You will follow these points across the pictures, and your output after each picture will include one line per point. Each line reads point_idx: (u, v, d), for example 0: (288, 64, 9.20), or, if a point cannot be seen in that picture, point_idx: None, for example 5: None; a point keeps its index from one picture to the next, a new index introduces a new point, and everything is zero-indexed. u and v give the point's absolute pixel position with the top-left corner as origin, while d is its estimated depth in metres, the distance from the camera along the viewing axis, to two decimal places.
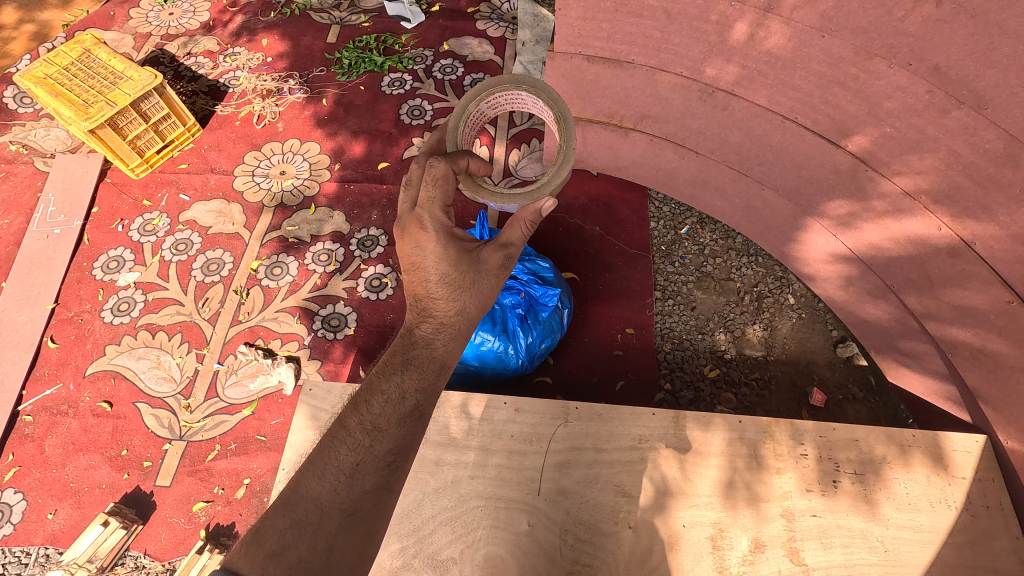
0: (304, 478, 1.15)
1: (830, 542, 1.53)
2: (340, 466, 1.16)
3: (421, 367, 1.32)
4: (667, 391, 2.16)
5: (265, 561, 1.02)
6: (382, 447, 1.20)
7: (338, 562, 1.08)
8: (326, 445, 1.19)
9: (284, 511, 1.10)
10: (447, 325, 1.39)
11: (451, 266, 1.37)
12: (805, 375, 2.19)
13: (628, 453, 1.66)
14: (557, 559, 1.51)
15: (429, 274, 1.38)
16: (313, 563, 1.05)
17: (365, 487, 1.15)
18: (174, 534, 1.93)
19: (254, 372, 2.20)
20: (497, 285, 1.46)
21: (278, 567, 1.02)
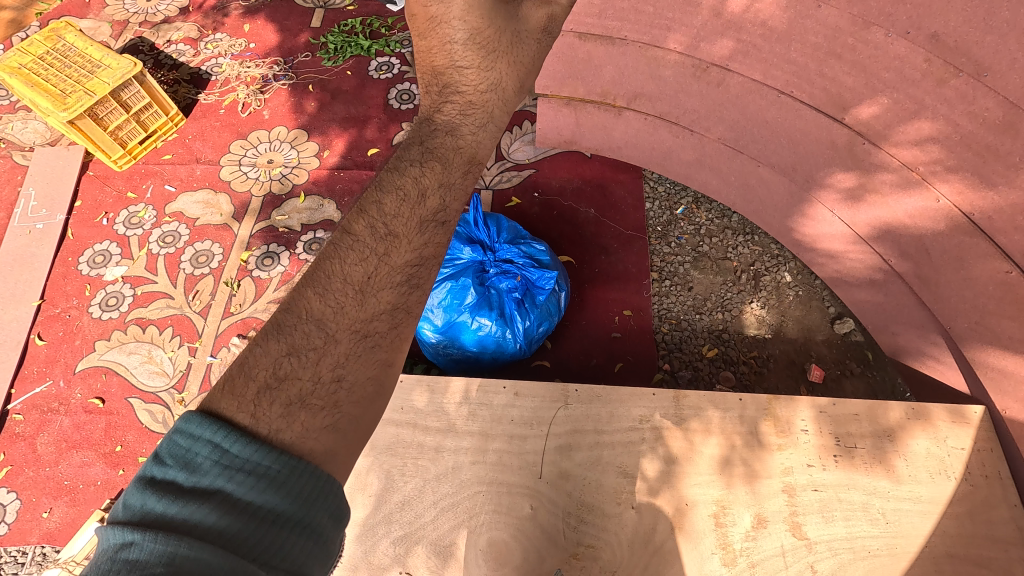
0: (301, 296, 0.93)
1: (832, 515, 1.54)
2: (347, 278, 0.95)
3: (444, 162, 1.12)
4: (666, 371, 2.14)
5: (257, 399, 0.80)
6: (399, 254, 0.98)
7: (351, 395, 0.86)
8: (328, 254, 0.98)
9: (277, 341, 0.87)
10: (473, 102, 1.20)
11: (484, 23, 1.19)
12: (803, 352, 2.18)
13: (628, 434, 1.65)
14: (560, 542, 1.51)
15: (454, 33, 1.19)
16: (319, 400, 0.83)
17: (381, 304, 0.94)
18: None
19: None
20: (538, 55, 1.30)
21: (273, 404, 0.80)
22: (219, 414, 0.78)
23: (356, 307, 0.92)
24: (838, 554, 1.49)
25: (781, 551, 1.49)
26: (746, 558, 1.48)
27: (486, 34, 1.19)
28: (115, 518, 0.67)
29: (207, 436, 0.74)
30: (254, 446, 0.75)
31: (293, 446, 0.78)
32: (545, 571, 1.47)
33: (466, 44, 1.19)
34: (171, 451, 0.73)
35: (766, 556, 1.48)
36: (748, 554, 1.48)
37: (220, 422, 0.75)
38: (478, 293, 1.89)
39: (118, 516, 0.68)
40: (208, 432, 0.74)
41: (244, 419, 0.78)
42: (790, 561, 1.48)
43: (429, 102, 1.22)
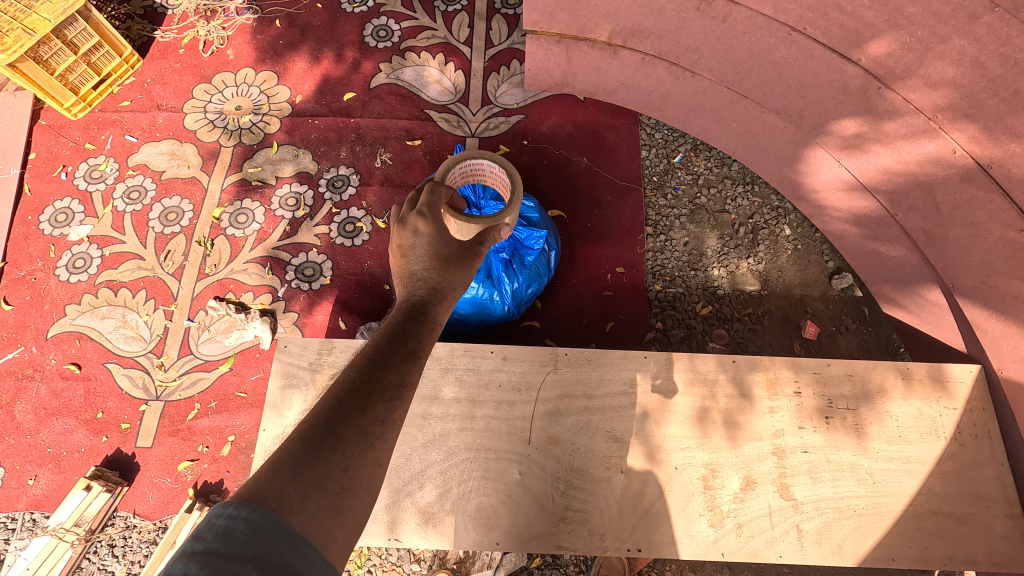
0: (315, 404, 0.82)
1: (820, 477, 1.54)
2: (354, 388, 0.84)
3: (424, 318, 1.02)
4: (659, 330, 2.07)
5: (280, 484, 0.70)
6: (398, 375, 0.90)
7: (354, 490, 0.77)
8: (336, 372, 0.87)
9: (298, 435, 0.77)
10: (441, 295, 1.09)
11: (440, 252, 1.14)
12: (799, 309, 2.12)
13: (619, 398, 1.61)
14: (549, 506, 1.51)
15: (415, 265, 1.14)
16: (331, 489, 0.74)
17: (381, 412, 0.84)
18: (161, 494, 1.87)
19: (228, 327, 2.09)
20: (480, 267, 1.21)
21: (297, 487, 0.71)
22: (245, 498, 0.67)
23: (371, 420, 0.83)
24: (824, 514, 1.50)
25: (768, 512, 1.50)
26: (734, 520, 1.49)
27: (445, 261, 1.14)
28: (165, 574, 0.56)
29: (245, 516, 0.65)
30: (287, 526, 0.67)
31: (311, 528, 0.70)
32: (534, 534, 1.48)
33: (423, 272, 1.12)
34: (209, 530, 0.63)
35: (754, 517, 1.50)
36: (735, 515, 1.50)
37: (257, 501, 0.67)
38: None
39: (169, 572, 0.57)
40: (245, 510, 0.66)
41: (271, 499, 0.68)
42: (776, 520, 1.49)
43: (397, 305, 1.05)
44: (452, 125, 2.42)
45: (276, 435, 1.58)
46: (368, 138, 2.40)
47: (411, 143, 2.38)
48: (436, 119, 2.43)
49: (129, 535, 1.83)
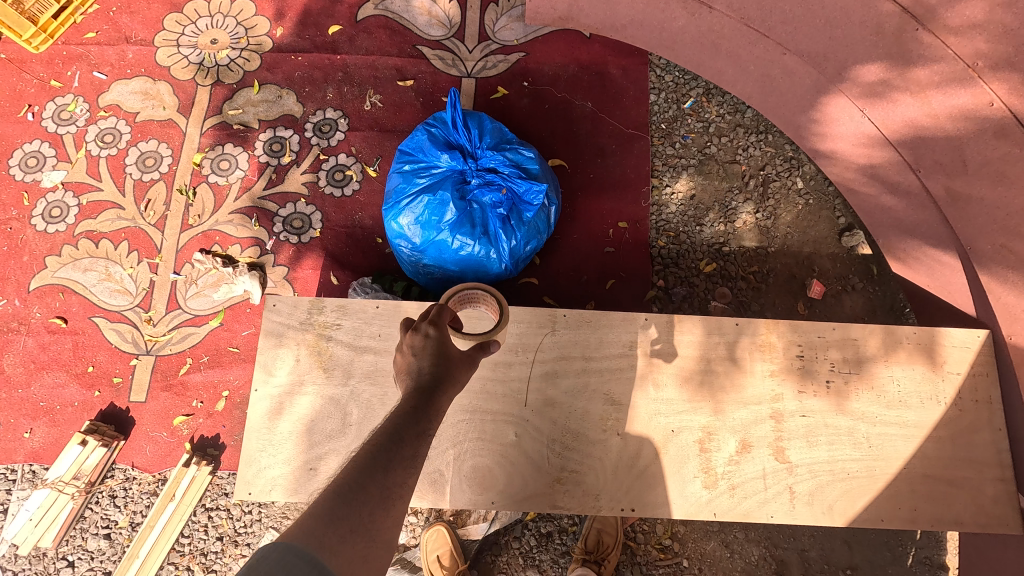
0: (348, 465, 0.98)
1: (816, 440, 1.53)
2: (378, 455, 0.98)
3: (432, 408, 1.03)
4: (660, 288, 2.00)
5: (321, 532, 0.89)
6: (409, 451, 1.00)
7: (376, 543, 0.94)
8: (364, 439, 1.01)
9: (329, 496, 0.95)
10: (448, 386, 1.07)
11: (447, 350, 1.09)
12: (805, 267, 2.05)
13: (618, 361, 1.58)
14: (544, 467, 1.51)
15: (422, 362, 1.07)
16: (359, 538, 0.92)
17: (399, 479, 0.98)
18: (159, 447, 1.87)
19: (216, 281, 2.03)
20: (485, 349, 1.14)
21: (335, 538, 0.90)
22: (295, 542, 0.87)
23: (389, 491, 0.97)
24: (817, 476, 1.51)
25: (762, 474, 1.51)
26: (727, 481, 1.50)
27: (452, 358, 1.09)
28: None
29: (296, 554, 0.85)
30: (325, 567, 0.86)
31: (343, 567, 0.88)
32: (529, 493, 1.49)
33: (429, 370, 1.06)
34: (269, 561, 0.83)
35: (747, 479, 1.50)
36: (729, 477, 1.51)
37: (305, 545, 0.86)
38: (458, 208, 1.70)
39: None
40: (295, 551, 0.85)
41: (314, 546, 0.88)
42: (770, 482, 1.50)
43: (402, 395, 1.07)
44: (446, 64, 2.24)
45: (268, 395, 1.55)
46: (356, 78, 2.22)
47: (402, 84, 2.21)
48: (429, 56, 2.25)
49: (129, 486, 1.84)
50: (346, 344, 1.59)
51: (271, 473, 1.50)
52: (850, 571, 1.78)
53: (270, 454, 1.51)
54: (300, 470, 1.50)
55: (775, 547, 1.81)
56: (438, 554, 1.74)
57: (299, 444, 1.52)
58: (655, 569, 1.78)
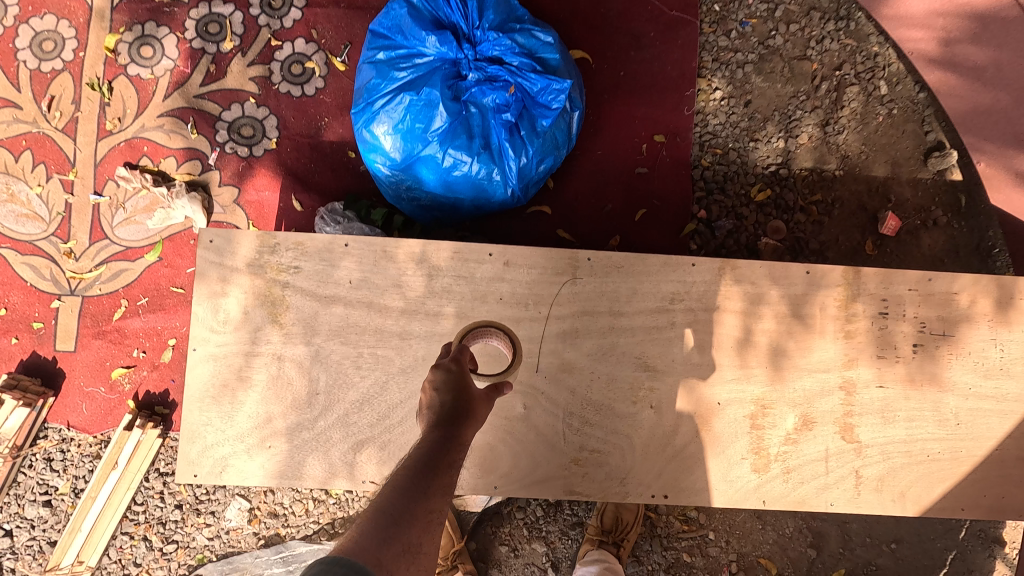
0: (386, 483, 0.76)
1: (893, 416, 1.25)
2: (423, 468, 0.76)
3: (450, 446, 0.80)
4: (700, 220, 1.62)
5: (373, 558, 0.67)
6: (449, 475, 0.78)
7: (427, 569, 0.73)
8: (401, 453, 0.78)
9: (371, 519, 0.72)
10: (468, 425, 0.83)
11: (470, 383, 0.86)
12: (879, 196, 1.65)
13: (655, 317, 1.25)
14: (560, 446, 1.22)
15: (443, 397, 0.83)
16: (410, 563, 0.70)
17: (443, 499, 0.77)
18: (97, 405, 1.57)
19: (150, 205, 1.63)
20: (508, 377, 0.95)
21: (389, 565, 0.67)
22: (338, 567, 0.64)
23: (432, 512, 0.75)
24: (889, 459, 1.24)
25: (824, 456, 1.24)
26: (781, 464, 1.24)
27: (474, 393, 0.85)
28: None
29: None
30: None
31: None
32: (541, 477, 1.22)
33: (451, 406, 0.83)
34: None
35: (806, 461, 1.24)
36: (784, 459, 1.24)
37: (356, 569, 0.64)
38: (450, 113, 1.27)
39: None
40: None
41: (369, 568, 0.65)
42: (832, 466, 1.24)
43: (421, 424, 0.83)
44: None
45: (210, 356, 1.22)
46: None
47: None
48: None
49: (66, 448, 1.57)
50: (308, 292, 1.23)
51: (221, 451, 1.21)
52: (895, 544, 1.59)
53: (218, 428, 1.21)
54: (257, 448, 1.21)
55: (813, 519, 1.60)
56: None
57: (253, 417, 1.21)
58: (678, 541, 1.58)
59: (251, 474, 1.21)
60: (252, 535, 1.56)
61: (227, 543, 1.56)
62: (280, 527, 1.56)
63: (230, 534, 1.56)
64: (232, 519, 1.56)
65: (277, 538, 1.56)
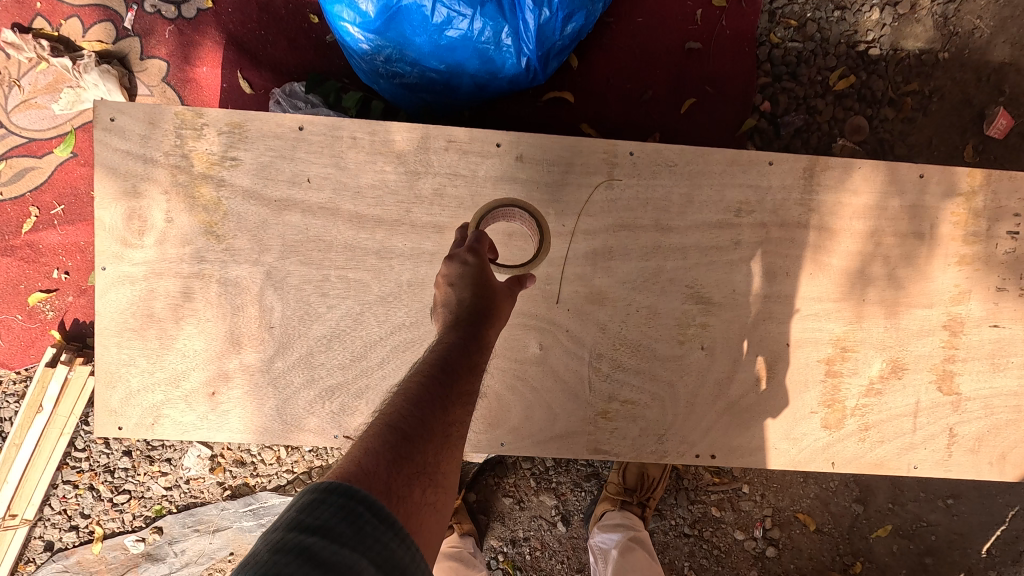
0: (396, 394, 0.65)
1: (1005, 363, 0.99)
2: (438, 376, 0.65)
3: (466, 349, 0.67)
4: (763, 115, 1.27)
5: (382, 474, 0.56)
6: (470, 382, 0.67)
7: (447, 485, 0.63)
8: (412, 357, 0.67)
9: (377, 432, 0.60)
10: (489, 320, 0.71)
11: (492, 277, 0.73)
12: (989, 88, 1.30)
13: (714, 233, 0.94)
14: (585, 396, 0.96)
15: (461, 293, 0.72)
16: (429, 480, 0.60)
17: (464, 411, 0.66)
18: (15, 336, 1.29)
19: (54, 83, 1.26)
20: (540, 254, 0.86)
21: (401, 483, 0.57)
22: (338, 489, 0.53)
23: (451, 426, 0.64)
24: (993, 414, 1.00)
25: (913, 410, 0.99)
26: (860, 420, 0.99)
27: (498, 290, 0.74)
28: (244, 567, 0.47)
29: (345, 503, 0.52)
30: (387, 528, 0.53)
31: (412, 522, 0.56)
32: (561, 433, 0.97)
33: (471, 305, 0.71)
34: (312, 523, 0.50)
35: (889, 417, 0.99)
36: (863, 414, 0.98)
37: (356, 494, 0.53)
38: None
39: (251, 559, 0.48)
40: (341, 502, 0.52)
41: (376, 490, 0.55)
42: (922, 423, 0.99)
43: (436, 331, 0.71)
44: None
45: (125, 277, 0.92)
46: None
47: None
48: None
49: None
50: (251, 193, 0.91)
51: (150, 398, 0.94)
52: (951, 500, 1.40)
53: (143, 370, 0.93)
54: (196, 395, 0.94)
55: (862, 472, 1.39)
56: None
57: (188, 356, 0.93)
58: (707, 494, 1.38)
59: (190, 428, 0.94)
60: (216, 485, 1.34)
61: (188, 494, 1.35)
62: (248, 476, 1.34)
63: (191, 484, 1.34)
64: (191, 468, 1.34)
65: (245, 488, 1.34)
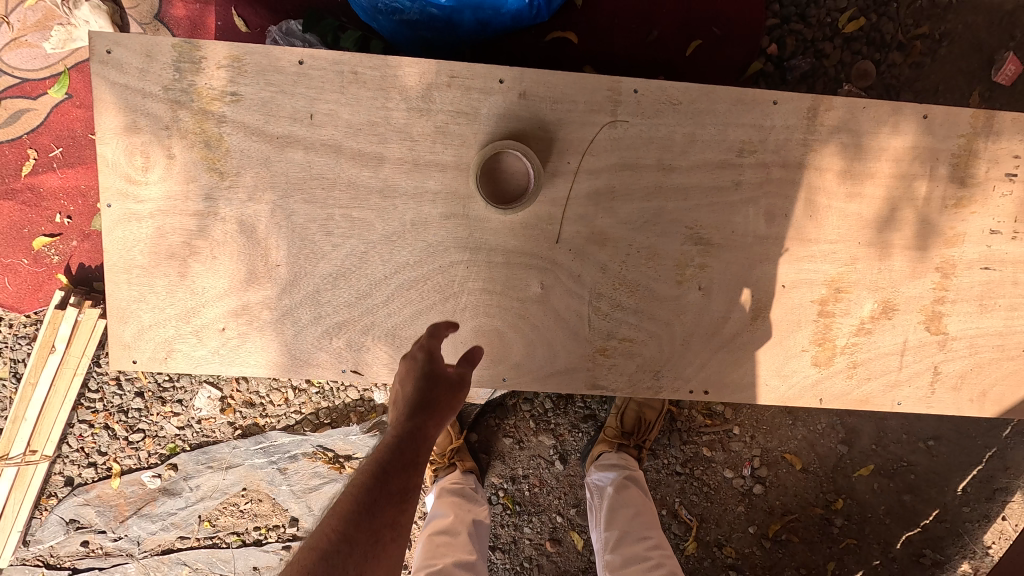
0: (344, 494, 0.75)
1: (994, 304, 1.01)
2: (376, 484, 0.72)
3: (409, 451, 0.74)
4: (769, 58, 1.25)
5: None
6: (407, 481, 0.74)
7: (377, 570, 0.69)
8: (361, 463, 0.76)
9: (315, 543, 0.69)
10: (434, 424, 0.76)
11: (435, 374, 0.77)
12: (1001, 31, 1.28)
13: (716, 174, 0.95)
14: (584, 333, 0.99)
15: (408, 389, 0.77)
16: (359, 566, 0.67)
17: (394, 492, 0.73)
18: (23, 280, 1.31)
19: (43, 20, 1.22)
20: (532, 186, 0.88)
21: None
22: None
23: (388, 526, 0.71)
24: (977, 354, 1.03)
25: (901, 349, 1.02)
26: (848, 358, 1.02)
27: (448, 378, 0.77)
28: None
29: None
30: None
31: None
32: (559, 368, 1.00)
33: (419, 395, 0.76)
34: None
35: (877, 355, 1.02)
36: (852, 352, 1.02)
37: None
38: None
39: None
40: None
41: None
42: (909, 361, 1.03)
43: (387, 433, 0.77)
44: None
45: (130, 214, 0.93)
46: None
47: None
48: None
49: None
50: (253, 129, 0.91)
51: (161, 333, 0.96)
52: (933, 441, 1.47)
53: (154, 306, 0.95)
54: (207, 331, 0.96)
55: (848, 414, 1.45)
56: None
57: (197, 293, 0.95)
58: (699, 435, 1.44)
59: (202, 362, 0.97)
60: (226, 425, 1.39)
61: (200, 433, 1.40)
62: (257, 417, 1.39)
63: (202, 424, 1.39)
64: (201, 408, 1.38)
65: (255, 428, 1.40)
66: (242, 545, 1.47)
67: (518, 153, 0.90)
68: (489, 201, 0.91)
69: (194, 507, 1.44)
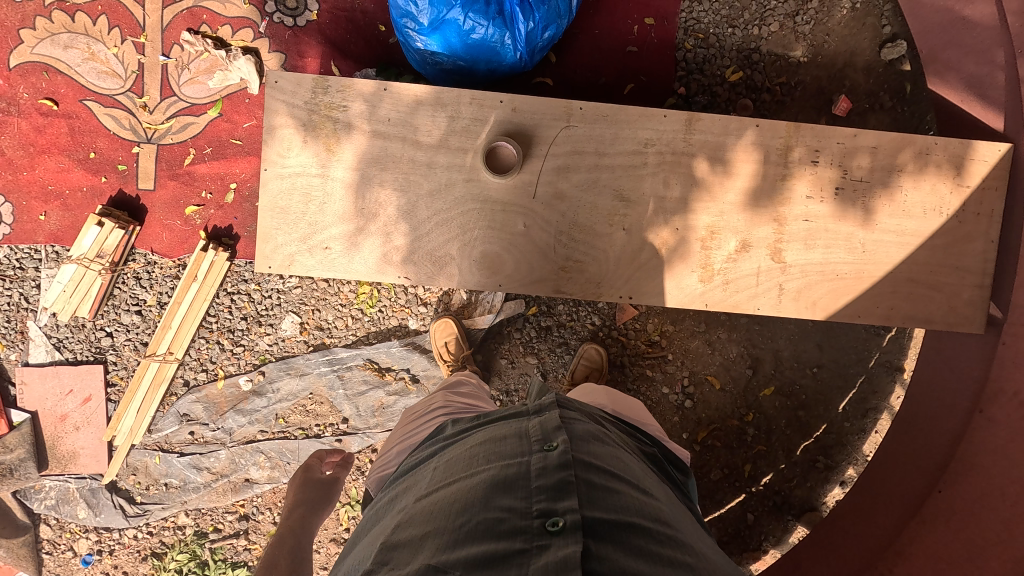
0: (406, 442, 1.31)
1: (814, 243, 1.58)
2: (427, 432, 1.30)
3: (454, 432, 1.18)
4: (680, 96, 1.90)
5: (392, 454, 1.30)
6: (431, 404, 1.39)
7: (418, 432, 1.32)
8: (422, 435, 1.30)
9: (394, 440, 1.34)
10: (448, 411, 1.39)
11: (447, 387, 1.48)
12: (836, 81, 1.91)
13: (631, 158, 1.56)
14: (551, 255, 1.57)
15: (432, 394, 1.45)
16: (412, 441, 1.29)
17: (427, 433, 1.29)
18: (175, 234, 1.92)
19: (210, 67, 1.89)
20: (510, 213, 1.56)
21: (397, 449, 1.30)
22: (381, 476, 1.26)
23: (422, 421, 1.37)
24: (807, 277, 1.59)
25: (756, 272, 1.59)
26: (722, 277, 1.59)
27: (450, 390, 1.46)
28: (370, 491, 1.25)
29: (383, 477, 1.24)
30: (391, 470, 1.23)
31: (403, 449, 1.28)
32: (535, 278, 1.58)
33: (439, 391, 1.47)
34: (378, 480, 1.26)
35: (741, 276, 1.59)
36: (725, 273, 1.59)
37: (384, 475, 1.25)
38: None
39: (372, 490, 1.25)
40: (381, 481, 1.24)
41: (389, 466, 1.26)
42: (762, 280, 1.59)
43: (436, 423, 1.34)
44: None
45: (278, 175, 1.54)
46: None
47: None
48: None
49: (152, 269, 1.93)
50: (354, 127, 1.54)
51: (289, 249, 1.56)
52: (817, 369, 1.99)
53: (286, 232, 1.55)
54: (317, 248, 1.56)
55: (753, 346, 1.99)
56: (446, 341, 1.90)
57: (313, 224, 1.55)
58: (643, 359, 1.97)
59: (312, 268, 1.57)
60: (303, 342, 1.96)
61: (284, 348, 1.96)
62: (325, 338, 1.96)
63: (286, 341, 1.96)
64: (287, 329, 1.96)
65: (323, 345, 1.96)
66: (306, 437, 1.98)
67: (499, 144, 1.52)
68: (502, 177, 1.52)
69: (273, 407, 1.97)
